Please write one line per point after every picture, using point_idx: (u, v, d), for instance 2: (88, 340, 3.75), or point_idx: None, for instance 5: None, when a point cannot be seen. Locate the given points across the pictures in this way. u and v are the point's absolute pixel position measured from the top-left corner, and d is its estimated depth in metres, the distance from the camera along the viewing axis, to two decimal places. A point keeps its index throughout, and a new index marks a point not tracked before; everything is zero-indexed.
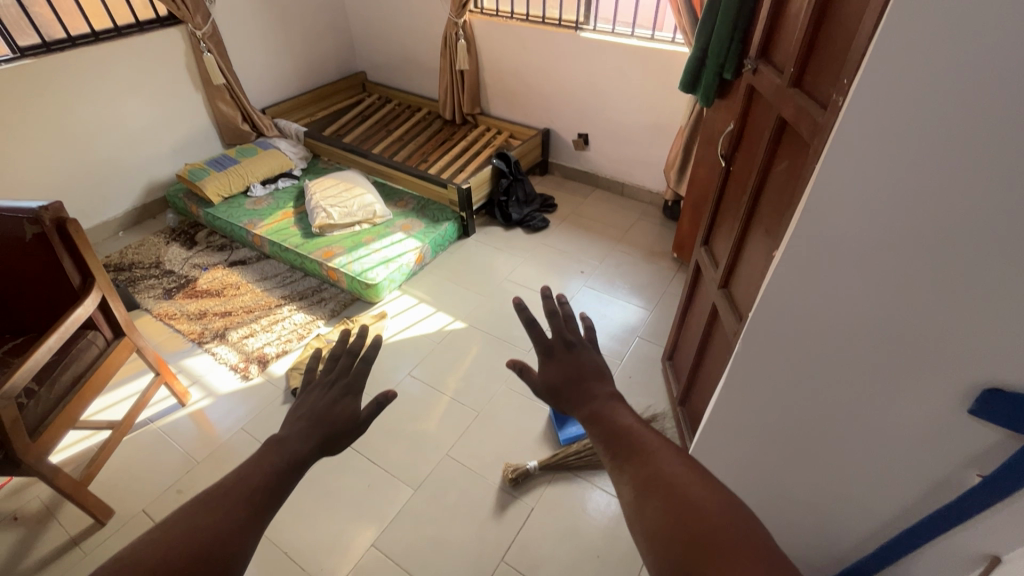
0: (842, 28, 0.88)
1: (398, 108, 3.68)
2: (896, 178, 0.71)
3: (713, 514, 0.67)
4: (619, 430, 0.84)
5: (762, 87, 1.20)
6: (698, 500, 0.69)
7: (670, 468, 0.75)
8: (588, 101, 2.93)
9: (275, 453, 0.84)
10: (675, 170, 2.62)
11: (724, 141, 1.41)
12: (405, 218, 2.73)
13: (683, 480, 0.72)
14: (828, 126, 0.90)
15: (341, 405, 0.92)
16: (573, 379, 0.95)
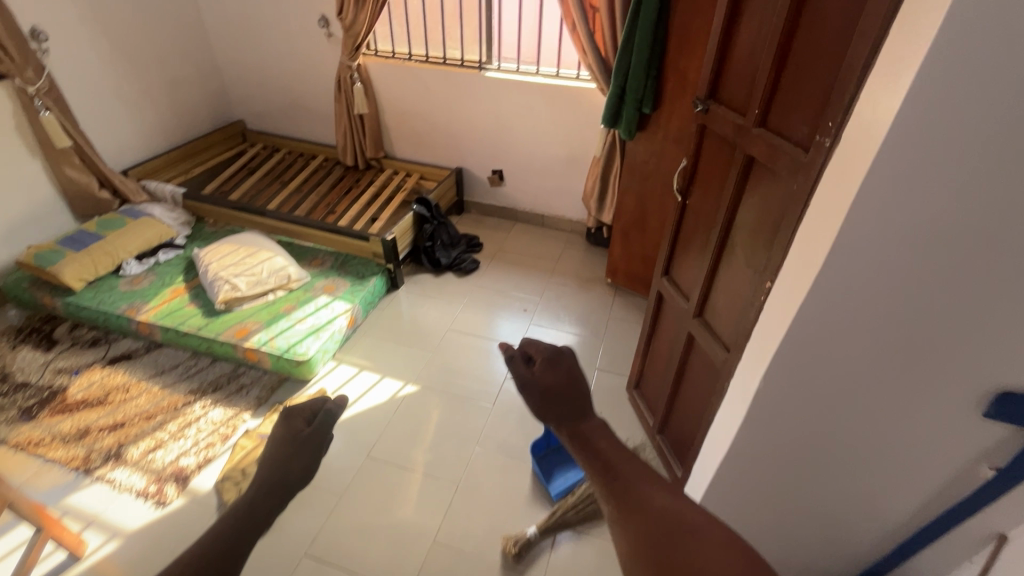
0: (816, 71, 0.94)
1: (288, 157, 3.37)
2: (916, 219, 0.76)
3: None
4: (620, 464, 0.67)
5: (718, 124, 1.25)
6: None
7: (688, 535, 0.61)
8: (499, 139, 2.93)
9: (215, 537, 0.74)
10: (596, 200, 2.71)
11: (678, 176, 1.45)
12: (326, 279, 2.47)
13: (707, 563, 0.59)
14: (815, 162, 0.95)
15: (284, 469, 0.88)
16: (568, 397, 0.74)
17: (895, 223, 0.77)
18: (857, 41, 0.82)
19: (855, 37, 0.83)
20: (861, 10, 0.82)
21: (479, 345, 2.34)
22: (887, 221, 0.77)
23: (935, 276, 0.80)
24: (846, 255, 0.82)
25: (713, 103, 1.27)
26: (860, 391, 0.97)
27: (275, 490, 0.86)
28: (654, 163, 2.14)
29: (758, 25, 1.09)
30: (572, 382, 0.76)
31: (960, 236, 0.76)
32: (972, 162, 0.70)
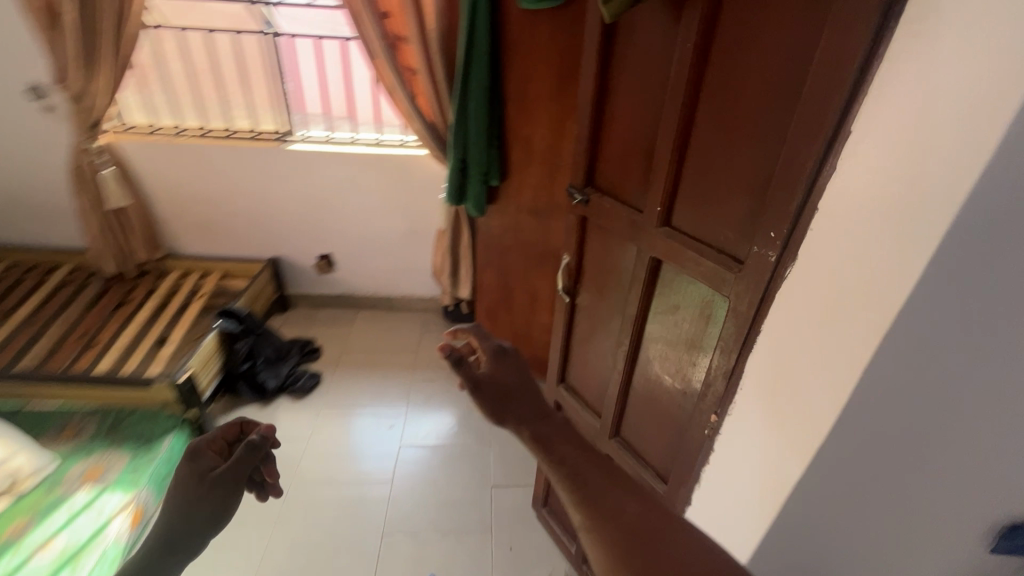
0: (735, 164, 0.75)
1: (10, 274, 2.39)
2: (942, 370, 0.57)
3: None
4: (590, 468, 0.62)
5: (606, 217, 1.02)
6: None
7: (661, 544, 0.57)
8: (320, 219, 2.44)
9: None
10: (449, 276, 2.38)
11: (561, 276, 1.19)
12: (87, 463, 1.68)
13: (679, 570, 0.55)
14: (754, 277, 0.74)
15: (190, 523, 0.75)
16: (522, 389, 0.69)
17: (917, 377, 0.57)
18: (800, 134, 0.63)
19: (795, 129, 0.64)
20: (796, 96, 0.64)
21: (339, 493, 1.80)
22: (911, 374, 0.57)
23: (962, 426, 0.61)
24: (859, 419, 0.60)
25: (593, 192, 1.04)
26: (863, 552, 0.76)
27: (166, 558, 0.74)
28: (511, 237, 1.90)
29: (640, 105, 0.88)
30: (520, 376, 0.71)
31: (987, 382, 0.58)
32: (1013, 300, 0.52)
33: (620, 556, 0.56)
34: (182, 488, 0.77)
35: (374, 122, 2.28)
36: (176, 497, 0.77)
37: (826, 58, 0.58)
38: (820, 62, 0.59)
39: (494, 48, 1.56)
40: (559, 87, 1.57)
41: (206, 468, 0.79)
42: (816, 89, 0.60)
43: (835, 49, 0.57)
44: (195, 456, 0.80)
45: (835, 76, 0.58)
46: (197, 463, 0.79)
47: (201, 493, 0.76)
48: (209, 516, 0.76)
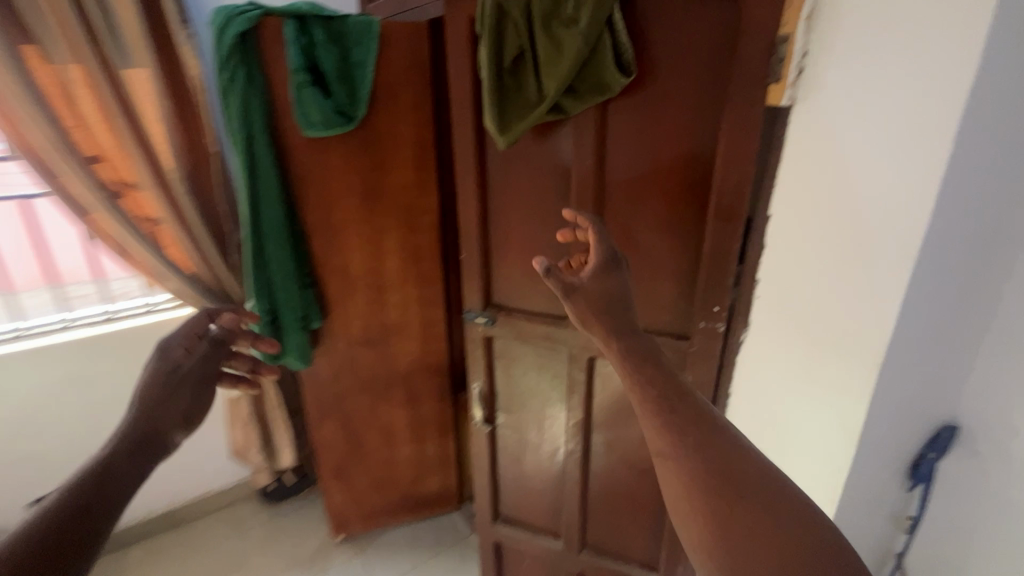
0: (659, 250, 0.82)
1: None
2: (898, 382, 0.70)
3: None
4: (688, 407, 0.57)
5: (525, 330, 0.97)
6: (780, 538, 0.50)
7: (748, 481, 0.53)
8: (20, 450, 1.62)
9: (72, 493, 0.55)
10: (261, 449, 1.88)
11: (477, 405, 1.09)
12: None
13: (748, 499, 0.52)
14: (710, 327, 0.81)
15: (183, 395, 0.72)
16: (615, 310, 0.65)
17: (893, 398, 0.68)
18: (728, 201, 0.73)
19: (719, 200, 0.73)
20: (707, 173, 0.75)
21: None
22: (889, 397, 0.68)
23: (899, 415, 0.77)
24: None
25: (501, 309, 0.99)
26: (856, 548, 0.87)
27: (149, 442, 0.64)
28: (348, 377, 1.64)
29: (539, 214, 0.89)
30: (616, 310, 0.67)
31: (910, 380, 0.74)
32: (924, 317, 0.68)
33: (699, 487, 0.53)
34: (152, 378, 0.72)
35: (90, 276, 1.66)
36: (147, 387, 0.70)
37: (735, 139, 0.70)
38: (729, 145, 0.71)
39: (283, 183, 1.36)
40: (368, 205, 1.46)
41: (178, 360, 0.76)
42: (733, 166, 0.71)
43: (741, 133, 0.70)
44: (163, 349, 0.76)
45: (744, 169, 0.71)
46: (166, 355, 0.75)
47: (179, 376, 0.73)
48: (191, 400, 0.72)
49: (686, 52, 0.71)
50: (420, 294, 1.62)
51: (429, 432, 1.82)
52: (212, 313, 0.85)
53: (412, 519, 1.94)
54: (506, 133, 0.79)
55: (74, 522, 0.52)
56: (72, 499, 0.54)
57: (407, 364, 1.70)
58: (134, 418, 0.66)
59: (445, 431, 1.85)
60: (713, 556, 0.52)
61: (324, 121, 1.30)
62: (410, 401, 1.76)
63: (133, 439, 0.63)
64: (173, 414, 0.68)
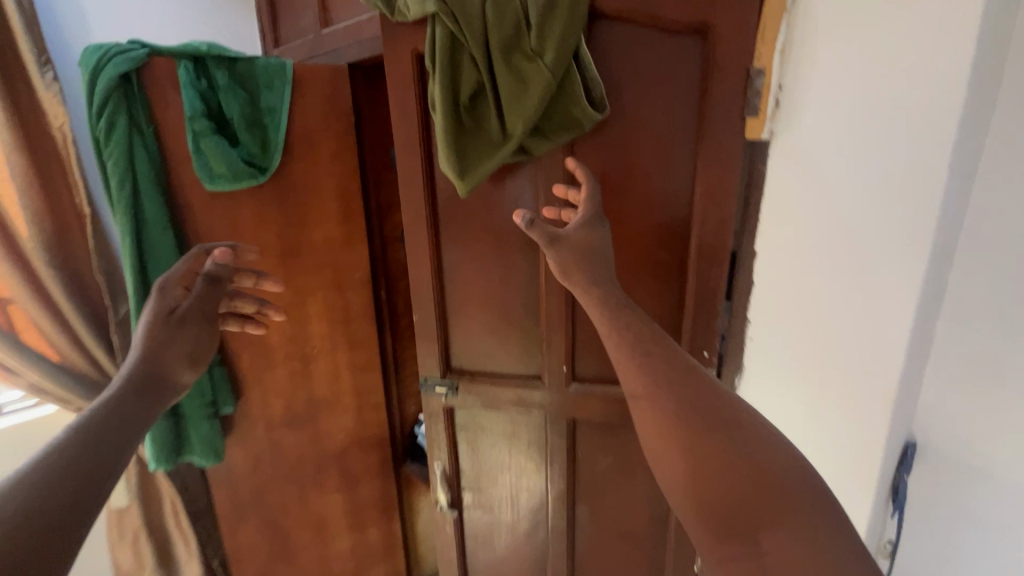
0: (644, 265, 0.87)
1: None
2: None
3: (760, 500, 0.52)
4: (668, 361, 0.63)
5: (496, 395, 0.88)
6: (761, 470, 0.54)
7: (714, 414, 0.59)
8: None
9: (74, 442, 0.57)
10: (155, 570, 1.51)
11: (440, 488, 0.95)
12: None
13: (708, 427, 0.58)
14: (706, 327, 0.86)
15: (190, 332, 0.81)
16: (592, 260, 0.72)
17: None
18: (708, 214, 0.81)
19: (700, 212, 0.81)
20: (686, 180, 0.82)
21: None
22: None
23: None
24: None
25: (467, 374, 0.89)
26: None
27: (147, 391, 0.69)
28: (270, 467, 1.39)
29: (506, 263, 0.83)
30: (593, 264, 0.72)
31: None
32: None
33: (675, 422, 0.59)
34: (148, 324, 0.77)
35: None
36: (151, 330, 0.77)
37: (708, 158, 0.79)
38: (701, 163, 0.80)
39: (180, 247, 1.15)
40: (286, 265, 1.29)
41: (174, 301, 0.83)
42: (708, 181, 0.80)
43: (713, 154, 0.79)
44: (154, 296, 0.82)
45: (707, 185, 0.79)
46: (164, 296, 0.82)
47: (184, 314, 0.82)
48: (183, 355, 0.77)
49: (650, 87, 0.79)
50: (351, 360, 1.44)
51: (370, 516, 1.59)
52: (208, 248, 0.93)
53: None
54: (467, 178, 0.77)
55: (77, 472, 0.54)
56: (72, 449, 0.56)
57: (341, 442, 1.49)
58: (136, 366, 0.72)
59: (388, 512, 1.63)
60: (681, 472, 0.57)
61: (229, 174, 1.13)
62: (346, 483, 1.53)
63: (134, 387, 0.68)
64: (181, 357, 0.77)
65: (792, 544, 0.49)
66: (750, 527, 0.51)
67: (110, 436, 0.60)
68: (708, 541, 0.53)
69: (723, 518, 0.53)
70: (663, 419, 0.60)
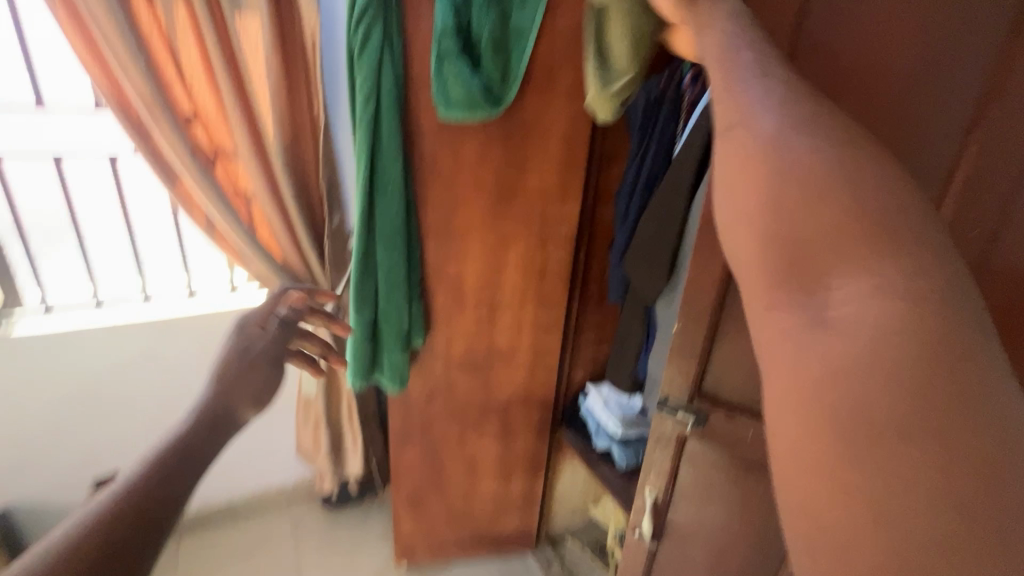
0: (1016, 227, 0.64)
1: None
2: None
3: (856, 233, 0.33)
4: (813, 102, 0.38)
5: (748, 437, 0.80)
6: (866, 222, 0.33)
7: (829, 143, 0.36)
8: (81, 431, 1.46)
9: (146, 471, 0.41)
10: (329, 454, 1.63)
11: (646, 517, 0.94)
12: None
13: (805, 140, 0.36)
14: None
15: (255, 376, 0.55)
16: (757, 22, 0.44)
17: None
18: (992, 176, 0.65)
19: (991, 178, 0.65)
20: None
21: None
22: None
23: None
24: None
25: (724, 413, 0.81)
26: None
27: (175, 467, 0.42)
28: (441, 403, 1.40)
29: None
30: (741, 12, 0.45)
31: None
32: None
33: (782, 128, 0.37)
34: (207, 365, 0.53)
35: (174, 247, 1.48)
36: (240, 331, 0.59)
37: (965, 92, 0.63)
38: (961, 109, 0.64)
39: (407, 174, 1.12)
40: (497, 213, 1.20)
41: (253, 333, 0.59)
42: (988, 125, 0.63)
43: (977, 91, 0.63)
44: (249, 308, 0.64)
45: None
46: (263, 303, 0.66)
47: (253, 357, 0.56)
48: (249, 397, 0.52)
49: None
50: (538, 317, 1.35)
51: (518, 469, 1.57)
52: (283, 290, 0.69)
53: (484, 557, 1.69)
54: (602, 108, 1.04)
55: None
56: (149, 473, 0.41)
57: (508, 394, 1.44)
58: (226, 363, 0.54)
59: (535, 470, 1.59)
60: (757, 201, 0.37)
61: (466, 102, 1.02)
62: (504, 434, 1.50)
63: (150, 472, 0.41)
64: (245, 399, 0.52)
65: (866, 285, 0.32)
66: (814, 268, 0.35)
67: (115, 557, 0.36)
68: (761, 289, 0.36)
69: (791, 258, 0.35)
70: (747, 143, 0.38)
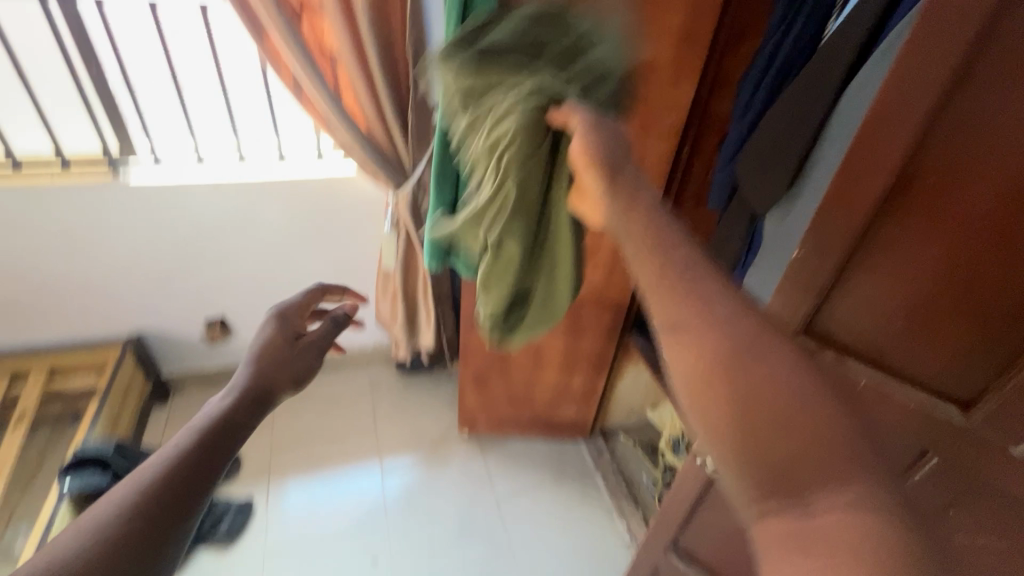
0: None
1: None
2: None
3: (834, 463, 0.35)
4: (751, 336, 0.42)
5: (858, 385, 0.70)
6: (815, 443, 0.35)
7: (773, 370, 0.39)
8: (194, 275, 1.62)
9: (162, 478, 0.47)
10: (404, 326, 1.71)
11: None
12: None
13: (769, 364, 0.38)
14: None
15: (294, 368, 0.64)
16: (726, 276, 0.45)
17: None
18: (992, 434, 0.60)
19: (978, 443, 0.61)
20: None
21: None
22: None
23: None
24: None
25: (836, 354, 0.72)
26: None
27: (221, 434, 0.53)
28: None
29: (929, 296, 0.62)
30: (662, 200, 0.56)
31: None
32: None
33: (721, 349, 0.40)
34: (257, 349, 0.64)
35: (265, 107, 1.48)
36: (261, 347, 0.64)
37: (946, 361, 0.63)
38: (958, 351, 0.62)
39: None
40: None
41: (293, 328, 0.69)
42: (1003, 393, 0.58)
43: (1000, 361, 0.59)
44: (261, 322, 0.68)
45: None
46: (283, 323, 0.69)
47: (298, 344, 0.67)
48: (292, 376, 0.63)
49: None
50: None
51: (582, 365, 1.58)
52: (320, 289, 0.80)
53: (538, 439, 1.78)
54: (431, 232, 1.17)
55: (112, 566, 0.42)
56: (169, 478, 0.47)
57: (582, 292, 1.40)
58: (245, 376, 0.60)
59: (599, 368, 1.59)
60: (722, 408, 0.38)
61: None
62: (572, 329, 1.49)
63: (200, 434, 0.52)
64: (285, 378, 0.62)
65: (849, 505, 0.33)
66: (796, 481, 0.35)
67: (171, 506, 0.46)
68: (751, 500, 0.37)
69: (767, 471, 0.36)
70: (715, 352, 0.40)
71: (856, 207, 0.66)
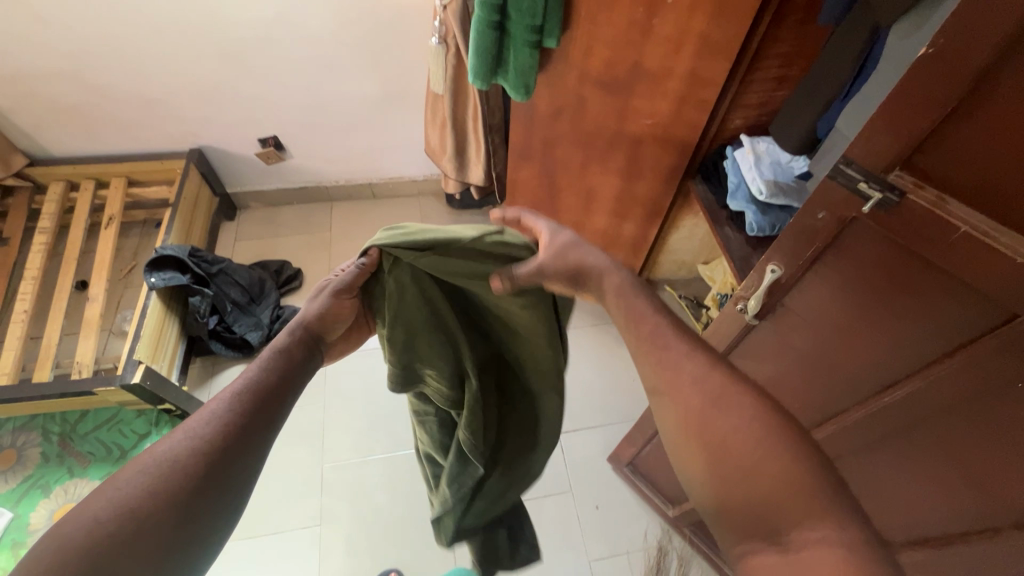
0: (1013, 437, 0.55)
1: None
2: None
3: (797, 513, 0.45)
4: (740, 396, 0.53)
5: (954, 233, 0.50)
6: (774, 474, 0.47)
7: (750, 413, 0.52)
8: (243, 88, 1.57)
9: (247, 390, 0.55)
10: (454, 158, 1.64)
11: (755, 295, 0.76)
12: (55, 501, 1.31)
13: (727, 417, 0.51)
14: (970, 521, 0.65)
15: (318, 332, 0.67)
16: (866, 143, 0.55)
17: None
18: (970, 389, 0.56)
19: (942, 387, 0.58)
20: None
21: (388, 450, 1.50)
22: None
23: None
24: None
25: (937, 193, 0.51)
26: None
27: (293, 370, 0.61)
28: (568, 123, 1.27)
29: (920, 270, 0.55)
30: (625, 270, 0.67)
31: None
32: None
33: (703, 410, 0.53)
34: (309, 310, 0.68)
35: None
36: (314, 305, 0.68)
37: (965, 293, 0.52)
38: (921, 330, 0.58)
39: None
40: None
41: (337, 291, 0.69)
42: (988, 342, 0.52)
43: (998, 315, 0.51)
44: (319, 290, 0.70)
45: None
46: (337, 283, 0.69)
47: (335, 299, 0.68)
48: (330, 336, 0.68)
49: None
50: (706, 32, 1.05)
51: (634, 212, 1.48)
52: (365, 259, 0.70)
53: None
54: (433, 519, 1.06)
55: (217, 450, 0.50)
56: (211, 444, 0.50)
57: (645, 129, 1.25)
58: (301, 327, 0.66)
59: (654, 218, 1.49)
60: (701, 465, 0.51)
61: None
62: (630, 172, 1.37)
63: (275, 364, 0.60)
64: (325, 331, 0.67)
65: (819, 541, 0.43)
66: (771, 527, 0.46)
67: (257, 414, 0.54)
68: (739, 540, 0.49)
69: (742, 519, 0.48)
70: (688, 405, 0.54)
71: (959, 72, 0.46)
